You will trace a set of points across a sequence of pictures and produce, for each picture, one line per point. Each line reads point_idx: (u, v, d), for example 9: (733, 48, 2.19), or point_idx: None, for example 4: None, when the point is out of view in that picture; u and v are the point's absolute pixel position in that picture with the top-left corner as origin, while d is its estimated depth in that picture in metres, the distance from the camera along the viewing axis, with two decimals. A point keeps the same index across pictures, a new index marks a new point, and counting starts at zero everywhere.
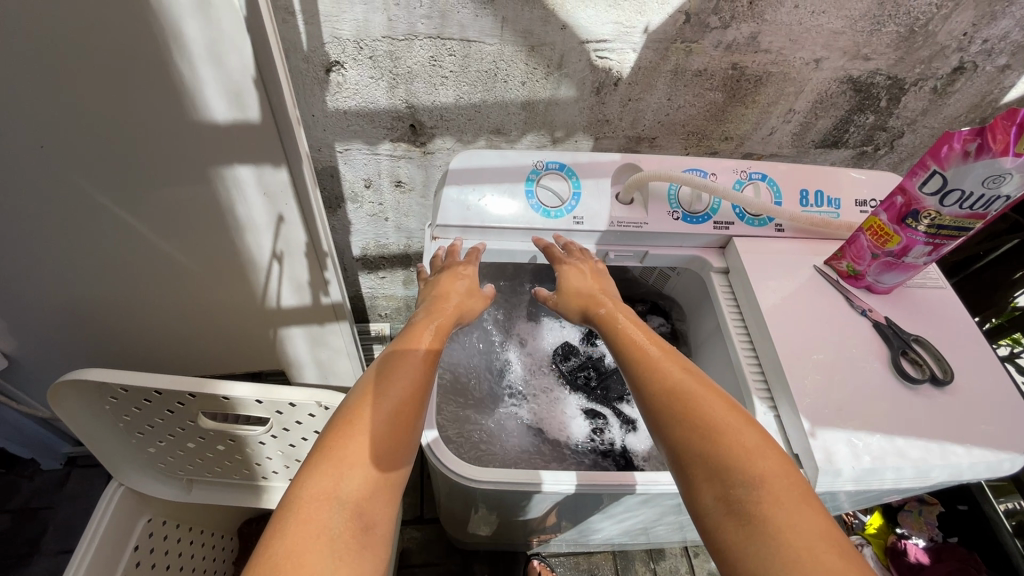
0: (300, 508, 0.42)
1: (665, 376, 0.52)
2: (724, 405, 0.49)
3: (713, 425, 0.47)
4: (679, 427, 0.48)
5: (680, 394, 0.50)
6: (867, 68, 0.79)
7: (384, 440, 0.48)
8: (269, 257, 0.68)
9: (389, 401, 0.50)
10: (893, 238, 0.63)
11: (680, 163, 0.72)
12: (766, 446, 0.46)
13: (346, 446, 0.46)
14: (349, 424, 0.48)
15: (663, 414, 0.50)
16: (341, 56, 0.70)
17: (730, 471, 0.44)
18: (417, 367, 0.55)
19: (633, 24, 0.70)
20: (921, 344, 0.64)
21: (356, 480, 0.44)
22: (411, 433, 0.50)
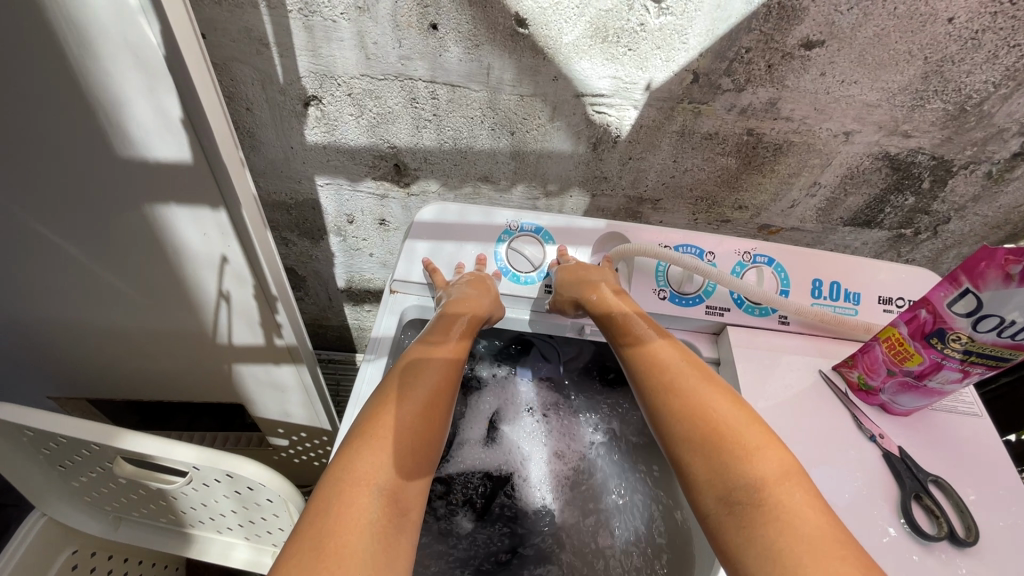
0: (342, 489, 0.44)
1: (666, 383, 0.52)
2: (728, 401, 0.50)
3: (715, 421, 0.48)
4: (683, 423, 0.49)
5: (681, 391, 0.51)
6: (907, 145, 0.69)
7: (420, 428, 0.50)
8: (215, 295, 0.64)
9: (422, 391, 0.52)
10: (914, 356, 0.53)
11: (674, 238, 0.66)
12: (771, 443, 0.46)
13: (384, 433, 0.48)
14: (387, 412, 0.49)
15: (666, 407, 0.51)
16: (318, 91, 0.66)
17: (731, 470, 0.45)
18: (446, 356, 0.56)
19: (634, 80, 0.63)
20: (939, 487, 0.53)
21: (392, 466, 0.46)
22: (437, 426, 0.51)
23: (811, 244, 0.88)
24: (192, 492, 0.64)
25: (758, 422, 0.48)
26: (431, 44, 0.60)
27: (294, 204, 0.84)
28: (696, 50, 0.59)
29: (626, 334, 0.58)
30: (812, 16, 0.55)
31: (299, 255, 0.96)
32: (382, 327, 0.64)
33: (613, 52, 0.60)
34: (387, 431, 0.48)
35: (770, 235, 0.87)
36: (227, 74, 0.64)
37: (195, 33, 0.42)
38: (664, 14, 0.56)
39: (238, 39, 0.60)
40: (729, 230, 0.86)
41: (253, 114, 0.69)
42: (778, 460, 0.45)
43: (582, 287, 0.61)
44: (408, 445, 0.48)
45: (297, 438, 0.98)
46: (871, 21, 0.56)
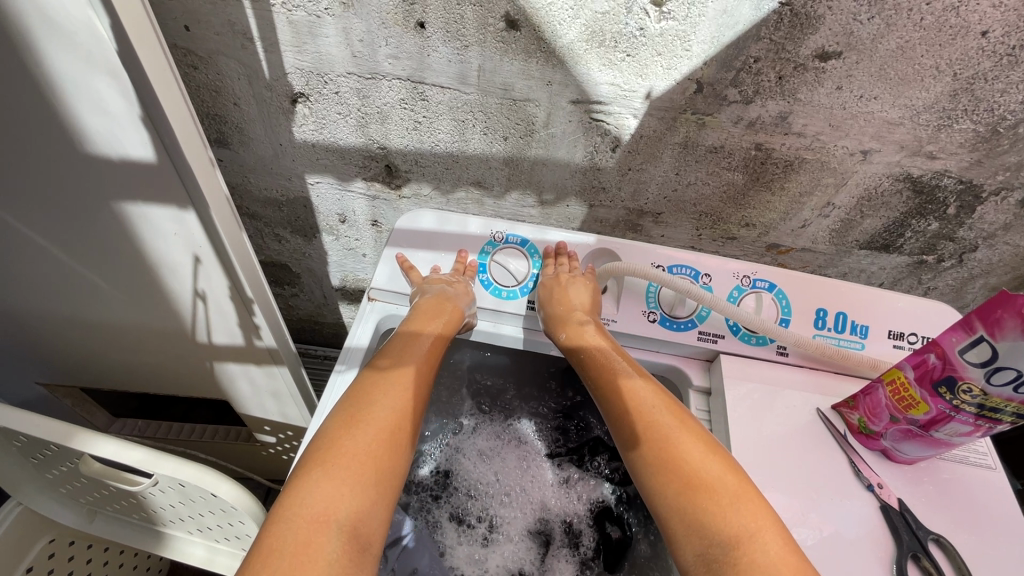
0: (298, 527, 0.41)
1: (643, 419, 0.50)
2: (701, 447, 0.47)
3: (688, 475, 0.45)
4: (659, 476, 0.47)
5: (659, 439, 0.48)
6: (931, 167, 0.63)
7: (383, 451, 0.47)
8: (192, 294, 0.63)
9: (387, 411, 0.49)
10: (921, 404, 0.48)
11: (667, 257, 0.63)
12: (747, 493, 0.44)
13: (344, 458, 0.45)
14: (348, 436, 0.46)
15: (642, 461, 0.49)
16: (304, 88, 0.64)
17: (706, 530, 0.43)
18: (417, 370, 0.54)
19: (633, 87, 0.59)
20: (941, 547, 0.48)
21: (352, 495, 0.43)
22: (401, 448, 0.48)
23: (824, 266, 0.83)
24: (161, 495, 0.64)
25: (732, 467, 0.46)
26: (419, 43, 0.57)
27: (286, 201, 0.83)
28: (700, 58, 0.55)
29: (601, 368, 0.55)
30: (828, 25, 0.51)
31: (293, 252, 0.95)
32: (356, 336, 0.62)
33: (611, 57, 0.56)
34: (347, 457, 0.45)
35: (779, 255, 0.82)
36: (212, 68, 0.62)
37: (153, 27, 0.40)
38: (666, 18, 0.52)
39: (222, 32, 0.58)
40: (735, 247, 0.82)
41: (241, 109, 0.67)
42: (751, 508, 0.43)
43: (555, 301, 0.59)
44: (372, 471, 0.45)
45: (283, 436, 0.97)
46: (894, 33, 0.51)
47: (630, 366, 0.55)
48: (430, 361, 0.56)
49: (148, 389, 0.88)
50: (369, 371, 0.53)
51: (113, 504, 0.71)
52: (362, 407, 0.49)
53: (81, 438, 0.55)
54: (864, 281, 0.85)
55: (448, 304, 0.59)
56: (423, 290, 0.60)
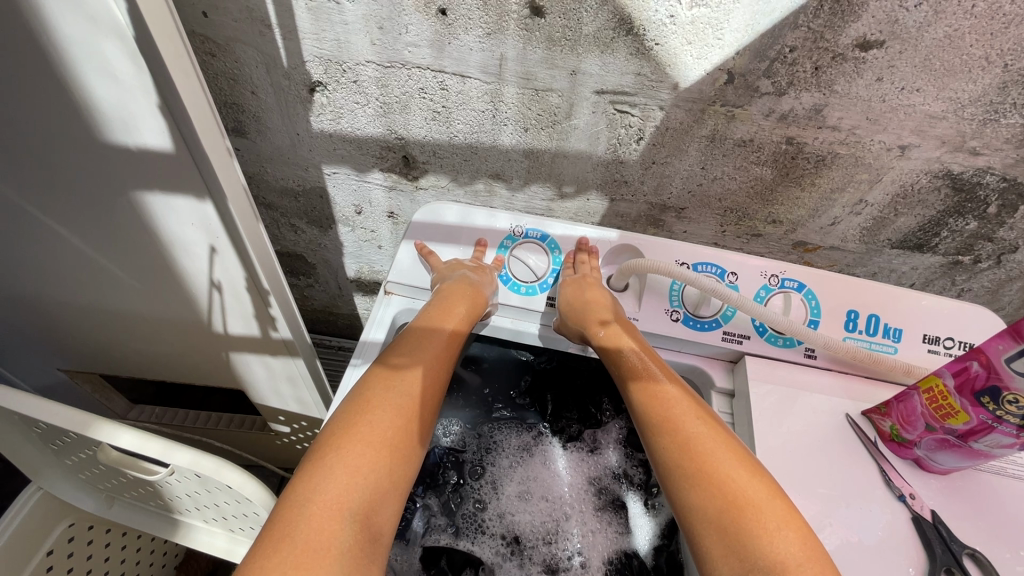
0: (312, 510, 0.40)
1: (680, 427, 0.49)
2: (745, 468, 0.45)
3: (731, 492, 0.44)
4: (696, 489, 0.45)
5: (694, 450, 0.47)
6: (974, 164, 0.60)
7: (398, 438, 0.46)
8: (209, 285, 0.63)
9: (403, 400, 0.49)
10: (960, 414, 0.46)
11: (692, 254, 0.61)
12: (792, 518, 0.42)
13: (360, 443, 0.44)
14: (366, 421, 0.46)
15: (681, 474, 0.47)
16: (322, 77, 0.63)
17: (749, 553, 0.41)
18: (438, 360, 0.54)
19: (661, 78, 0.57)
20: (975, 561, 0.46)
21: (366, 480, 0.43)
22: (418, 438, 0.48)
23: (852, 265, 0.80)
24: (177, 485, 0.64)
25: (780, 495, 0.44)
26: (440, 30, 0.56)
27: (302, 192, 0.82)
28: (732, 48, 0.53)
29: (632, 372, 0.54)
30: (871, 13, 0.48)
31: (309, 243, 0.94)
32: (372, 330, 0.61)
33: (639, 46, 0.54)
34: (365, 441, 0.45)
35: (806, 254, 0.80)
36: (230, 56, 0.61)
37: (171, 14, 0.39)
38: (699, 4, 0.50)
39: (240, 19, 0.57)
40: (760, 244, 0.79)
41: (258, 98, 0.66)
42: (798, 533, 0.42)
43: (580, 300, 0.59)
44: (388, 458, 0.45)
45: (298, 426, 0.97)
46: (942, 20, 0.48)
47: (663, 374, 0.54)
48: (450, 354, 0.55)
49: (165, 377, 0.89)
50: (389, 355, 0.53)
51: (130, 492, 0.72)
52: (381, 392, 0.49)
53: (97, 428, 0.55)
54: (894, 281, 0.82)
55: (474, 295, 0.58)
56: (445, 275, 0.60)
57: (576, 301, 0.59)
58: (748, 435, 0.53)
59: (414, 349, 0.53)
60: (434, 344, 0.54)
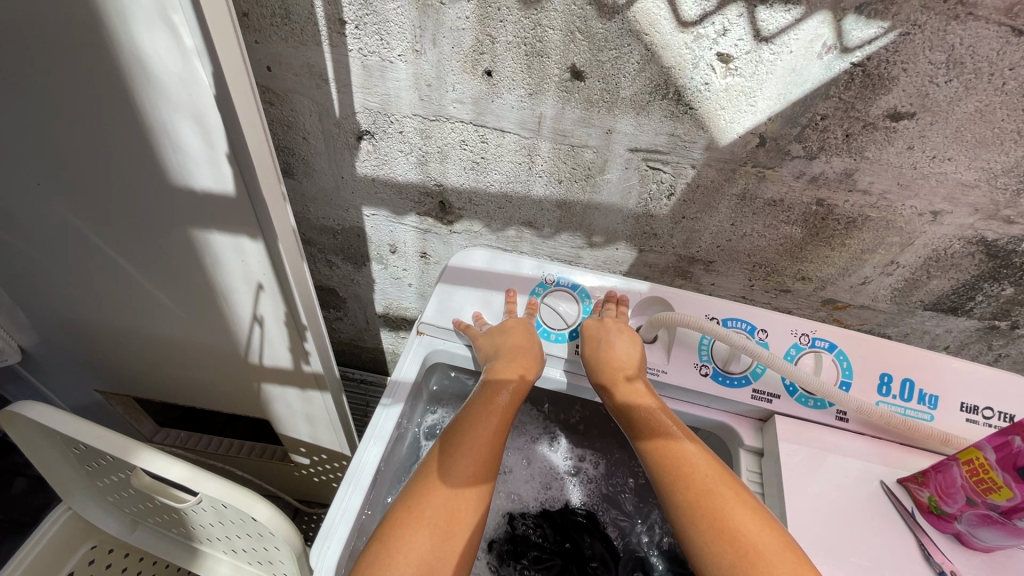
0: None
1: (692, 482, 0.49)
2: (754, 520, 0.46)
3: (743, 547, 0.44)
4: (709, 545, 0.46)
5: (706, 507, 0.48)
6: (1008, 232, 0.60)
7: (446, 519, 0.47)
8: (250, 318, 0.66)
9: (448, 479, 0.50)
10: (1002, 489, 0.45)
11: (722, 310, 0.61)
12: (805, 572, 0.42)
13: (404, 526, 0.46)
14: (413, 501, 0.48)
15: (695, 530, 0.47)
16: (371, 127, 0.67)
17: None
18: (487, 432, 0.54)
19: (693, 138, 0.59)
20: None
21: (411, 561, 0.44)
22: (470, 517, 0.48)
23: (883, 325, 0.79)
24: (202, 514, 0.64)
25: (788, 543, 0.45)
26: (484, 90, 0.59)
27: (341, 230, 0.85)
28: (764, 113, 0.55)
29: (640, 423, 0.55)
30: (902, 87, 0.50)
31: (342, 278, 0.97)
32: (402, 370, 0.62)
33: (673, 110, 0.57)
34: (411, 523, 0.46)
35: (835, 311, 0.79)
36: (287, 105, 0.66)
37: (247, 77, 0.43)
38: (732, 74, 0.52)
39: (301, 74, 0.62)
40: (788, 300, 0.79)
41: (309, 143, 0.71)
42: None
43: (610, 362, 0.59)
44: (434, 537, 0.46)
45: (317, 458, 0.97)
46: (972, 96, 0.49)
47: (675, 425, 0.55)
48: (504, 422, 0.55)
49: (196, 403, 0.91)
50: (444, 437, 0.54)
51: (154, 517, 0.73)
52: (431, 475, 0.50)
53: (134, 453, 0.57)
54: (927, 343, 0.80)
55: (518, 365, 0.58)
56: (489, 340, 0.60)
57: (600, 360, 0.59)
58: (778, 499, 0.52)
59: (461, 425, 0.54)
60: (483, 417, 0.54)
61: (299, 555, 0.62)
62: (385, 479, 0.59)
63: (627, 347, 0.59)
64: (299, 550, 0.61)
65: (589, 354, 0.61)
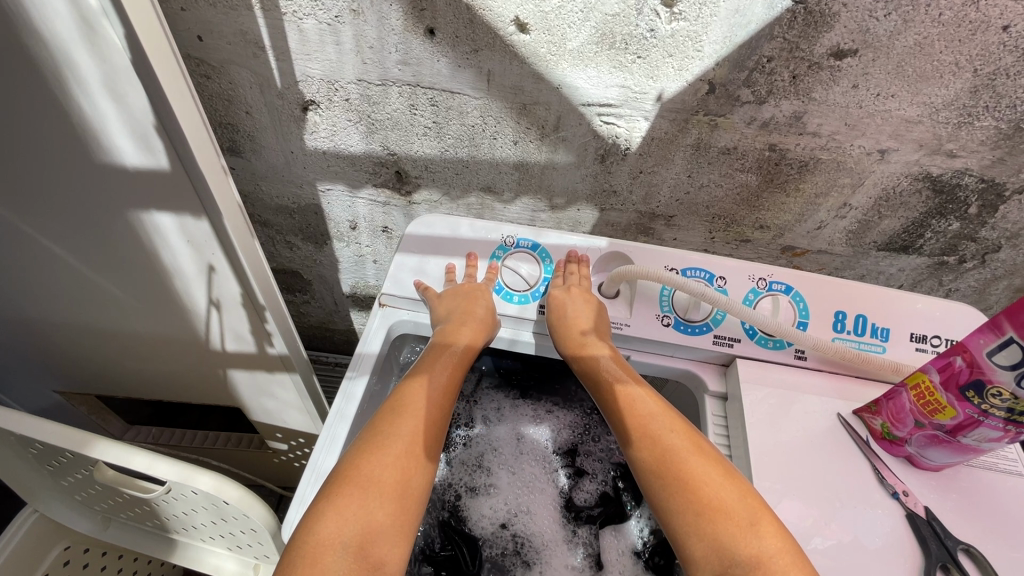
0: (309, 551, 0.43)
1: (655, 437, 0.51)
2: (717, 473, 0.47)
3: (706, 497, 0.46)
4: (674, 497, 0.48)
5: (670, 462, 0.49)
6: (951, 166, 0.62)
7: (394, 474, 0.47)
8: (207, 302, 0.64)
9: (397, 435, 0.50)
10: (947, 409, 0.47)
11: (681, 261, 0.62)
12: (763, 516, 0.44)
13: (355, 482, 0.46)
14: (360, 459, 0.48)
15: (661, 482, 0.49)
16: (315, 96, 0.64)
17: (726, 550, 0.44)
18: (434, 392, 0.55)
19: (644, 89, 0.59)
20: (970, 557, 0.46)
21: (360, 517, 0.44)
22: (419, 472, 0.49)
23: (840, 269, 0.81)
24: (172, 502, 0.63)
25: (750, 492, 0.46)
26: (427, 49, 0.57)
27: (297, 209, 0.83)
28: (712, 59, 0.55)
29: (599, 380, 0.57)
30: (843, 23, 0.50)
31: (304, 259, 0.95)
32: (367, 342, 0.62)
33: (621, 59, 0.56)
34: (358, 479, 0.46)
35: (794, 258, 0.81)
36: (225, 77, 0.63)
37: (166, 39, 0.40)
38: (677, 19, 0.52)
39: (234, 42, 0.58)
40: (749, 250, 0.81)
41: (253, 118, 0.68)
42: (771, 529, 0.44)
43: (563, 315, 0.60)
44: (384, 491, 0.46)
45: (295, 443, 0.97)
46: (911, 29, 0.50)
47: (628, 374, 0.56)
48: (450, 382, 0.57)
49: (161, 396, 0.89)
50: (392, 397, 0.54)
51: (127, 513, 0.72)
52: (377, 432, 0.50)
53: (93, 445, 0.55)
54: (882, 283, 0.83)
55: (469, 327, 0.59)
56: (440, 302, 0.61)
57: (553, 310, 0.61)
58: (742, 439, 0.53)
59: (410, 384, 0.55)
60: (431, 378, 0.55)
61: (277, 534, 0.62)
62: None
63: (583, 307, 0.59)
64: (276, 529, 0.61)
65: (549, 314, 0.61)
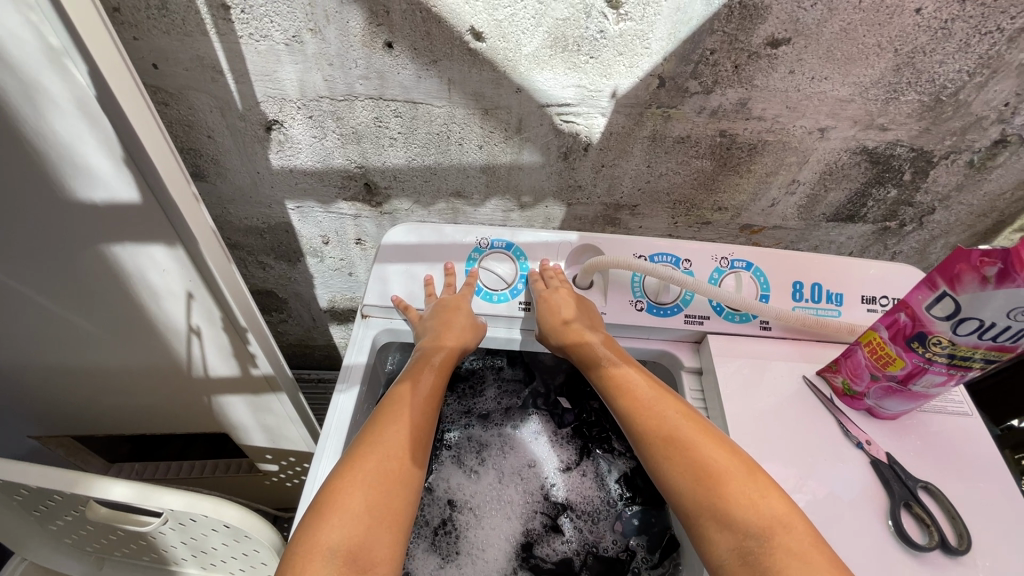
0: (298, 560, 0.44)
1: (659, 420, 0.53)
2: (723, 449, 0.49)
3: (712, 471, 0.48)
4: (680, 475, 0.49)
5: (676, 442, 0.51)
6: (884, 138, 0.67)
7: (377, 479, 0.49)
8: (187, 329, 0.64)
9: (380, 441, 0.51)
10: (897, 361, 0.51)
11: (649, 247, 0.65)
12: (770, 489, 0.46)
13: (339, 491, 0.47)
14: (345, 467, 0.49)
15: (669, 461, 0.50)
16: (278, 115, 0.64)
17: (735, 522, 0.46)
18: (417, 398, 0.56)
19: (598, 87, 0.62)
20: (930, 494, 0.51)
21: (346, 522, 0.46)
22: (405, 476, 0.50)
23: (796, 241, 0.86)
24: (170, 532, 0.63)
25: (755, 466, 0.48)
26: (387, 62, 0.59)
27: (267, 228, 0.83)
28: (659, 55, 0.58)
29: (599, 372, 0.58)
30: (775, 15, 0.54)
31: (278, 278, 0.95)
32: (354, 354, 0.63)
33: (575, 61, 0.59)
34: (343, 487, 0.48)
35: (753, 235, 0.85)
36: (184, 103, 0.62)
37: (129, 72, 0.41)
38: (624, 19, 0.55)
39: (191, 68, 0.58)
40: (710, 231, 0.85)
41: (215, 141, 0.67)
42: (778, 499, 0.46)
43: (551, 308, 0.61)
44: (380, 484, 0.49)
45: (285, 463, 0.96)
46: (836, 16, 0.54)
47: (623, 363, 0.59)
48: (433, 387, 0.58)
49: (142, 430, 0.87)
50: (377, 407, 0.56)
51: (121, 550, 0.70)
52: (361, 441, 0.52)
53: (85, 483, 0.55)
54: (835, 252, 0.88)
55: (452, 332, 0.61)
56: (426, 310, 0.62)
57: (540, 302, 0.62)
58: (719, 409, 0.57)
59: (395, 393, 0.57)
60: (416, 384, 0.57)
61: (281, 551, 0.62)
62: None
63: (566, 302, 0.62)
64: (279, 545, 0.62)
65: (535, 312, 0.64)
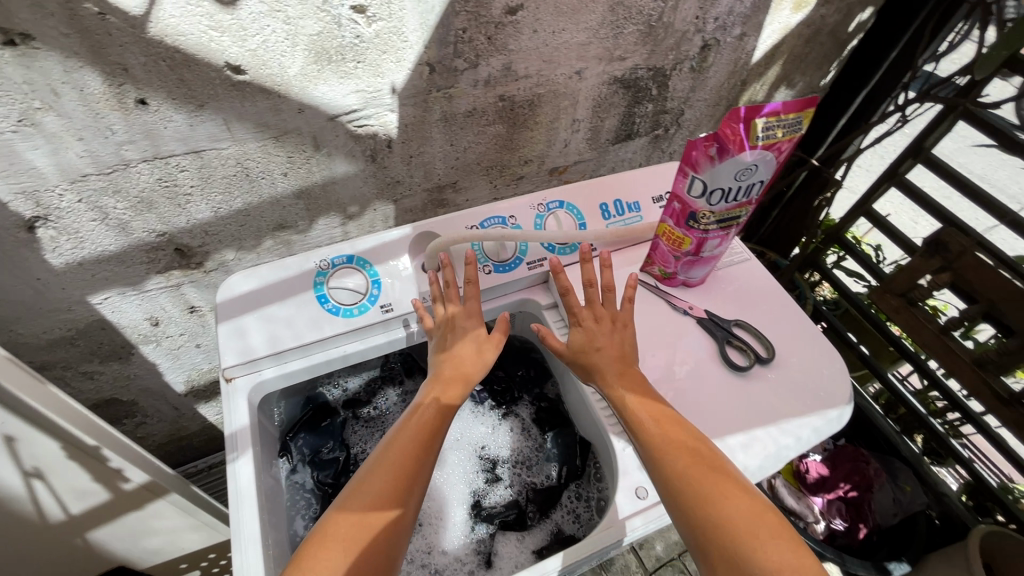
0: None
1: (674, 438, 0.51)
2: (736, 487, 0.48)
3: (723, 500, 0.47)
4: (690, 497, 0.48)
5: (690, 466, 0.49)
6: (626, 66, 0.80)
7: (360, 532, 0.46)
8: (22, 476, 0.56)
9: (373, 488, 0.48)
10: (684, 240, 0.63)
11: (476, 217, 0.71)
12: (778, 528, 0.45)
13: (324, 540, 0.45)
14: (335, 515, 0.47)
15: (681, 479, 0.49)
16: (38, 210, 0.57)
17: (737, 542, 0.44)
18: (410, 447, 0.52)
19: (377, 87, 0.64)
20: (741, 327, 0.66)
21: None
22: (393, 531, 0.47)
23: (597, 169, 0.99)
24: None
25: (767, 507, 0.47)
26: (148, 119, 0.55)
27: (77, 334, 0.73)
28: (419, 44, 0.62)
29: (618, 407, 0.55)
30: None
31: (114, 382, 0.84)
32: (233, 420, 0.60)
33: (344, 69, 0.61)
34: (327, 534, 0.45)
35: (563, 175, 0.96)
36: None
37: None
38: (374, 20, 0.58)
39: None
40: (527, 183, 0.94)
41: None
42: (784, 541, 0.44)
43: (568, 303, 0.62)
44: (363, 530, 0.46)
45: (205, 564, 0.89)
46: None
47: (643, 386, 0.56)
48: (431, 444, 0.53)
49: None
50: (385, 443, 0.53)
51: None
52: (356, 488, 0.49)
53: None
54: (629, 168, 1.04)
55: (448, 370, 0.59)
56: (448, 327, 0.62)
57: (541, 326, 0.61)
58: None
59: (433, 427, 0.54)
60: (412, 429, 0.53)
61: None
62: (273, 514, 0.59)
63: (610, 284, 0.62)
64: None
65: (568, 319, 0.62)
